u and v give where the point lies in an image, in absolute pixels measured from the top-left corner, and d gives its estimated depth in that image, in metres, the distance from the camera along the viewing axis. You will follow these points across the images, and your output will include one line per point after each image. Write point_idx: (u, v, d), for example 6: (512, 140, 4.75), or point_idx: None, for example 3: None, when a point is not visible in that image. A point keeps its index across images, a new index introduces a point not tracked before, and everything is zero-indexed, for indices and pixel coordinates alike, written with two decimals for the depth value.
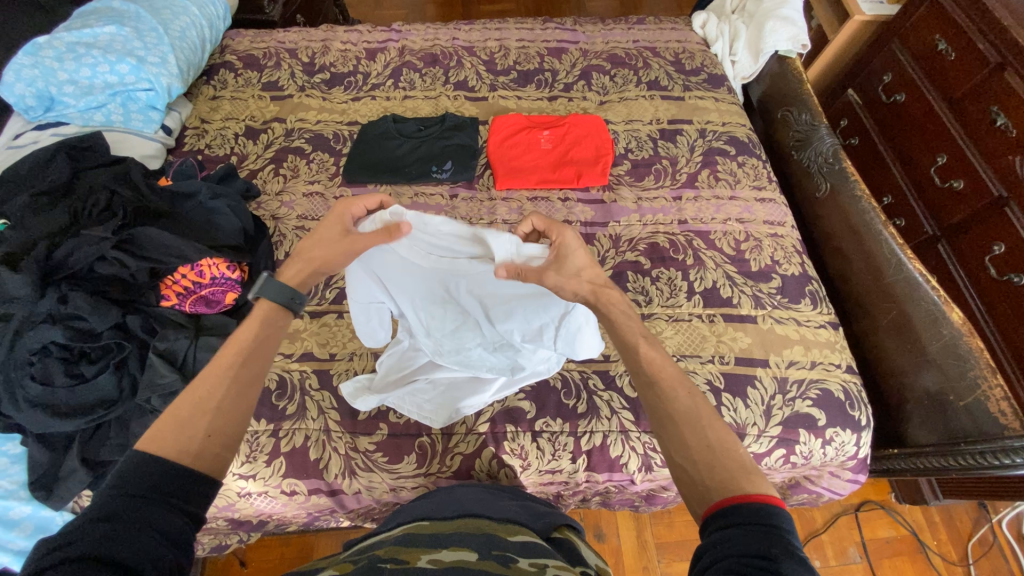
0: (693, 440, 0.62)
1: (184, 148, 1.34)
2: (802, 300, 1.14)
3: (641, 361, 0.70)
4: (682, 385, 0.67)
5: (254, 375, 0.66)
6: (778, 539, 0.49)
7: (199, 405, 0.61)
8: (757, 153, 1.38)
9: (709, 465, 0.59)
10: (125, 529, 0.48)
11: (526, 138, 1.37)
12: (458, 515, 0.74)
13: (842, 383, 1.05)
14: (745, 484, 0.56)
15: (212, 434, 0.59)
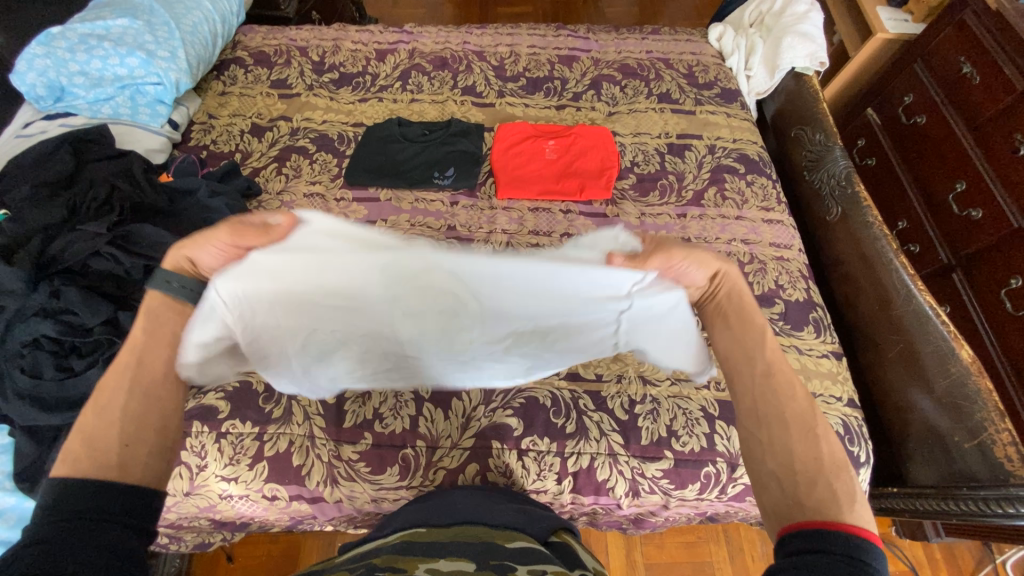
0: (796, 450, 0.53)
1: (189, 143, 1.35)
2: (804, 328, 1.11)
3: (754, 352, 0.60)
4: (796, 386, 0.56)
5: (159, 371, 0.58)
6: (864, 573, 0.44)
7: (104, 416, 0.53)
8: (767, 172, 1.34)
9: (811, 482, 0.51)
10: (58, 553, 0.44)
11: (531, 147, 1.35)
12: (455, 522, 0.71)
13: (842, 417, 1.02)
14: (847, 513, 0.49)
15: (130, 441, 0.53)
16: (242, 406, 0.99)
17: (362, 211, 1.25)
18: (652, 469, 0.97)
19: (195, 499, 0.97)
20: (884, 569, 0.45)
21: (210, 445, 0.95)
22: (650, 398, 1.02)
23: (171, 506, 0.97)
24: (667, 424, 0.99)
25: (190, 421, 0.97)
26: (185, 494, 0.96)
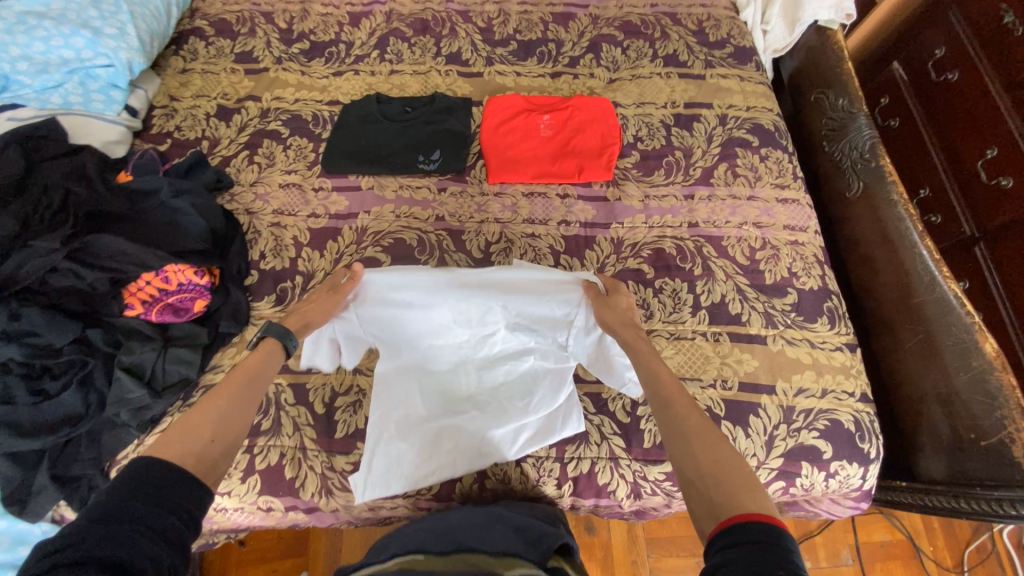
0: (699, 456, 0.64)
1: (152, 131, 1.24)
2: (818, 319, 1.04)
3: (659, 389, 0.75)
4: (694, 412, 0.70)
5: (251, 398, 0.75)
6: (780, 556, 0.49)
7: (206, 417, 0.68)
8: (783, 144, 1.23)
9: (719, 482, 0.60)
10: (118, 530, 0.49)
11: (524, 124, 1.23)
12: (451, 550, 0.68)
13: (854, 413, 0.98)
14: (748, 500, 0.57)
15: (216, 439, 0.66)
16: None
17: (343, 202, 1.16)
18: (654, 472, 0.94)
19: None
20: (801, 552, 0.50)
21: None
22: None
23: None
24: None
25: None
26: None
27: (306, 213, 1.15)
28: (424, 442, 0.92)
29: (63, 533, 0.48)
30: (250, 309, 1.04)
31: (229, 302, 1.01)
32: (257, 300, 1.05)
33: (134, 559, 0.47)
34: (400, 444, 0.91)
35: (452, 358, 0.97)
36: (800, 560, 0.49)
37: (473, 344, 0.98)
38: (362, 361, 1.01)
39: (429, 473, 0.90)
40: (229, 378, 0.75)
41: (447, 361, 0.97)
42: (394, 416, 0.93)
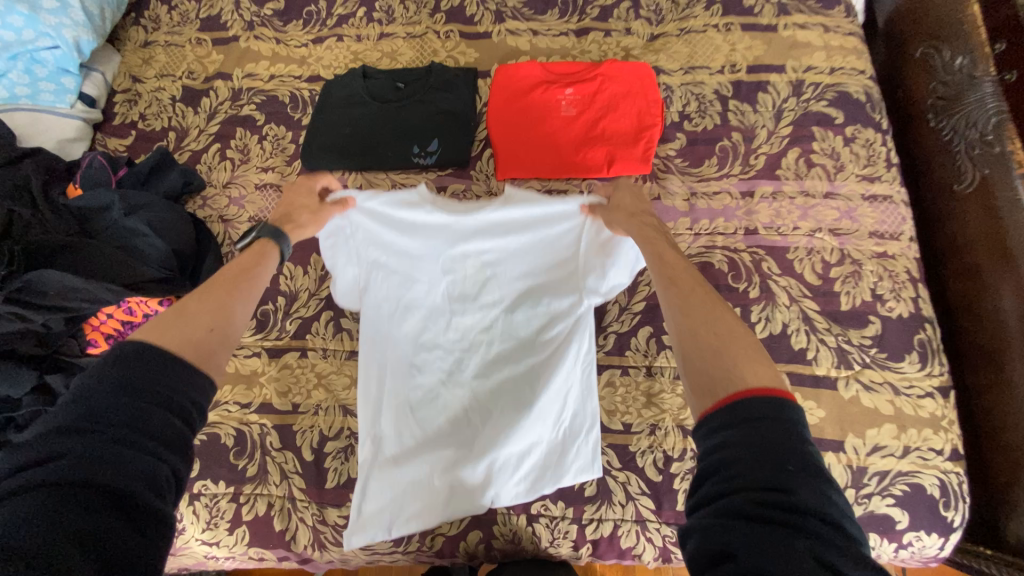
0: (700, 327, 0.55)
1: (115, 121, 1.08)
2: (907, 356, 0.84)
3: (660, 265, 0.64)
4: (698, 284, 0.60)
5: (251, 294, 0.64)
6: (794, 455, 0.43)
7: (200, 305, 0.59)
8: (876, 119, 0.95)
9: (719, 353, 0.52)
10: (104, 442, 0.44)
11: (541, 101, 0.99)
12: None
13: (942, 476, 0.79)
14: (751, 374, 0.49)
15: (215, 328, 0.57)
16: (212, 464, 0.87)
17: None
18: None
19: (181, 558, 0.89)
20: (816, 447, 0.44)
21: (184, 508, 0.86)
22: (691, 454, 0.82)
23: None
24: None
25: None
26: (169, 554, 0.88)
27: None
28: (416, 448, 0.80)
29: (45, 443, 0.44)
30: None
31: None
32: None
33: (121, 478, 0.43)
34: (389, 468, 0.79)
35: (444, 354, 0.84)
36: (816, 454, 0.44)
37: (470, 309, 0.86)
38: (353, 399, 0.89)
39: (425, 507, 0.78)
40: (224, 272, 0.65)
41: (437, 359, 0.84)
42: (382, 433, 0.80)
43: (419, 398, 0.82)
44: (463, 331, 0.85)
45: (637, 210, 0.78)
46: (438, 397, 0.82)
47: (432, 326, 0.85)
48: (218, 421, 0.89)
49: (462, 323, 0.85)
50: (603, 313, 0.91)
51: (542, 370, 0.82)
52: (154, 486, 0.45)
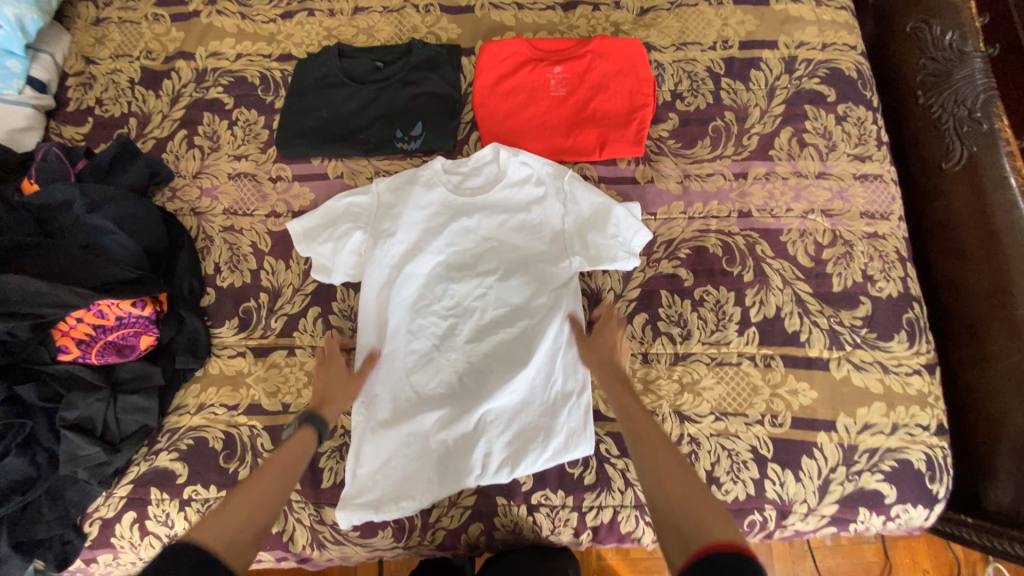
0: (666, 480, 0.59)
1: (69, 108, 1.00)
2: (895, 336, 0.85)
3: (626, 414, 0.69)
4: (661, 438, 0.65)
5: (288, 481, 0.67)
6: None
7: (249, 499, 0.62)
8: (868, 97, 0.94)
9: (685, 508, 0.55)
10: None
11: (529, 80, 0.95)
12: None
13: (927, 451, 0.82)
14: (718, 529, 0.52)
15: (251, 521, 0.59)
16: (200, 469, 0.84)
17: (307, 195, 0.94)
18: None
19: None
20: None
21: (175, 514, 0.83)
22: (687, 439, 0.82)
23: None
24: (707, 469, 0.82)
25: (147, 488, 0.84)
26: None
27: (263, 211, 0.94)
28: (412, 419, 0.82)
29: None
30: (210, 337, 0.89)
31: (184, 333, 0.87)
32: (217, 326, 0.89)
33: None
34: (384, 436, 0.81)
35: (438, 327, 0.87)
36: None
37: (461, 282, 0.89)
38: None
39: (421, 476, 0.80)
40: (271, 461, 0.69)
41: (433, 331, 0.87)
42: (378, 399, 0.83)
43: (414, 368, 0.85)
44: (457, 304, 0.89)
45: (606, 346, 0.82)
46: (433, 367, 0.85)
47: (426, 299, 0.88)
48: (204, 425, 0.86)
49: (457, 296, 0.89)
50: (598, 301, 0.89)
51: (532, 334, 0.86)
52: None
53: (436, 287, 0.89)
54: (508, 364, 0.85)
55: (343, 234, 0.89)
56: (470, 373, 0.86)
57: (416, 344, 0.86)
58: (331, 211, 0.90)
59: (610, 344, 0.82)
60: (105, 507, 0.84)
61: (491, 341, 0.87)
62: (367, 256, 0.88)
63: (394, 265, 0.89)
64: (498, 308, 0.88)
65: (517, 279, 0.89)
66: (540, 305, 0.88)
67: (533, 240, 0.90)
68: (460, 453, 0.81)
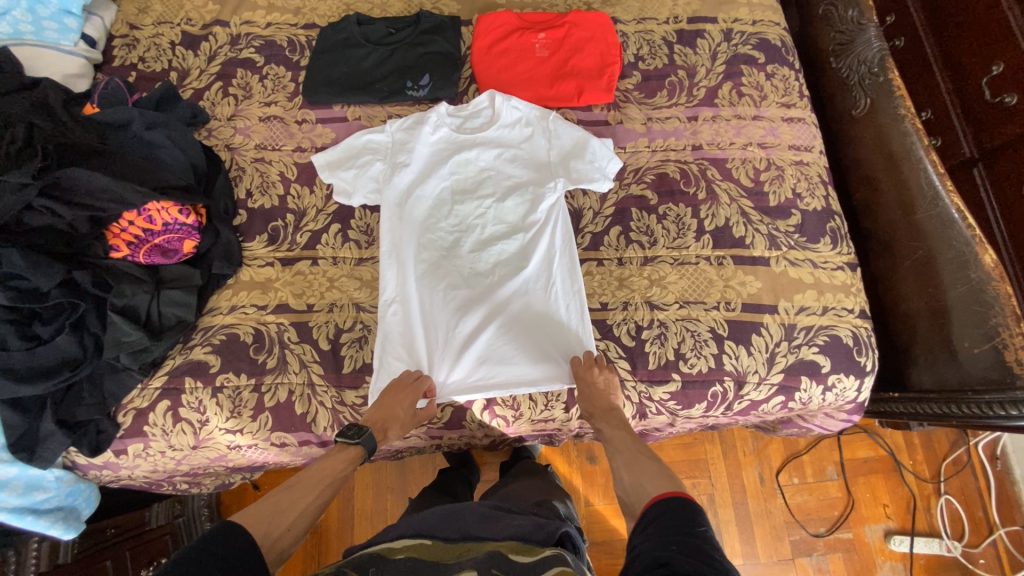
0: (625, 473, 0.78)
1: (115, 64, 1.14)
2: (821, 239, 1.04)
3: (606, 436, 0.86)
4: (625, 444, 0.83)
5: (323, 497, 0.78)
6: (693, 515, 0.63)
7: (294, 500, 0.74)
8: (789, 60, 1.17)
9: (637, 488, 0.74)
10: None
11: (518, 43, 1.15)
12: (459, 538, 0.74)
13: (853, 328, 1.00)
14: (653, 487, 0.72)
15: (293, 527, 0.71)
16: (232, 359, 0.94)
17: (329, 134, 1.10)
18: (660, 392, 0.96)
19: (203, 452, 0.95)
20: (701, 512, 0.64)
21: (207, 400, 0.92)
22: (657, 323, 0.98)
23: (181, 461, 0.96)
24: (674, 347, 0.97)
25: (182, 377, 0.93)
26: (192, 448, 0.93)
27: (291, 147, 1.09)
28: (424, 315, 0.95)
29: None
30: (242, 249, 1.01)
31: (219, 244, 0.98)
32: (249, 240, 1.02)
33: None
34: (401, 331, 0.95)
35: (445, 241, 1.01)
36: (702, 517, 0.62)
37: (463, 204, 1.02)
38: (365, 297, 0.99)
39: (432, 367, 0.93)
40: (314, 473, 0.80)
41: (439, 245, 1.00)
42: (394, 302, 0.96)
43: (424, 276, 0.98)
44: (461, 222, 1.02)
45: (592, 404, 0.89)
46: (440, 274, 0.98)
47: (434, 218, 1.02)
48: (236, 323, 0.97)
49: (461, 215, 1.02)
50: (580, 217, 1.05)
51: (526, 245, 1.00)
52: None
53: (442, 208, 1.02)
54: (506, 270, 0.99)
55: (360, 163, 1.02)
56: (473, 280, 0.98)
57: (426, 255, 0.99)
58: (350, 145, 1.04)
59: (603, 394, 0.89)
60: (140, 398, 0.92)
61: (491, 253, 1.00)
62: (381, 181, 1.02)
63: (406, 190, 1.02)
64: (497, 225, 1.01)
65: (513, 201, 1.02)
66: (534, 222, 1.01)
67: (525, 169, 1.05)
68: (467, 345, 0.94)
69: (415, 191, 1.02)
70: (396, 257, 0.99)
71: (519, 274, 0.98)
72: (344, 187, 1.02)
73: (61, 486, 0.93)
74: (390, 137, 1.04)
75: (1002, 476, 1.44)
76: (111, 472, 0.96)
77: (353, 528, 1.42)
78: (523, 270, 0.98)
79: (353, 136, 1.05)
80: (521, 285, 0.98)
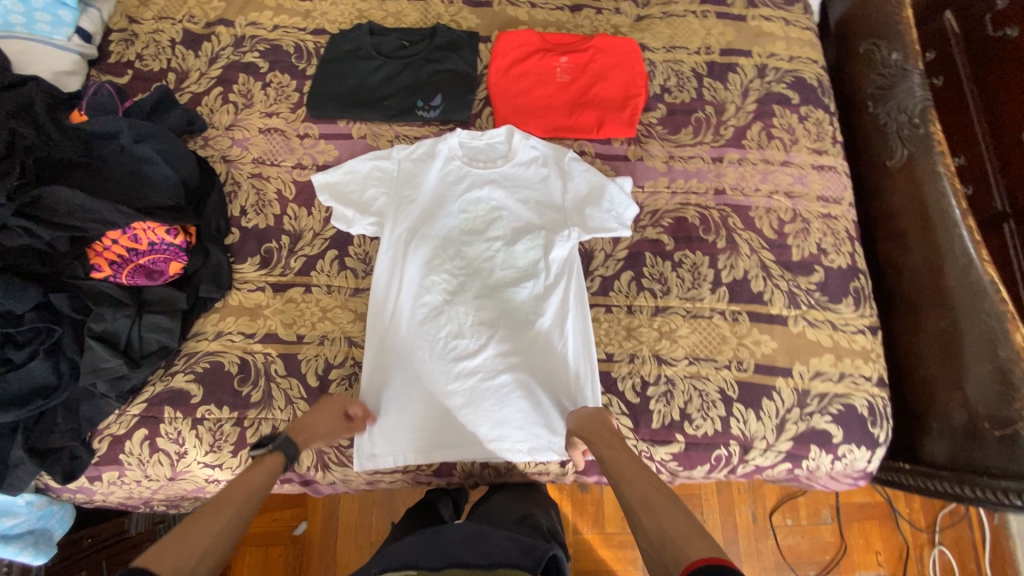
0: (648, 525, 0.66)
1: (110, 60, 1.07)
2: (843, 300, 0.99)
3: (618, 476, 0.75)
4: (641, 484, 0.72)
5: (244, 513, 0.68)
6: None
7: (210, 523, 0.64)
8: (825, 102, 1.10)
9: (667, 544, 0.62)
10: None
11: (539, 66, 1.08)
12: (443, 566, 0.69)
13: (868, 398, 0.95)
14: (692, 549, 0.60)
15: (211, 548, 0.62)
16: (216, 390, 0.90)
17: (332, 151, 1.03)
18: (661, 452, 0.91)
19: (180, 484, 0.90)
20: None
21: (187, 431, 0.88)
22: (664, 379, 0.93)
23: (157, 490, 0.91)
24: (680, 407, 0.92)
25: (162, 406, 0.88)
26: (169, 479, 0.89)
27: (290, 162, 1.02)
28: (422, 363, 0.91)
29: None
30: (232, 271, 0.96)
31: (209, 265, 0.93)
32: (241, 262, 0.97)
33: None
34: (398, 378, 0.91)
35: (448, 283, 0.95)
36: None
37: (471, 246, 0.97)
38: (357, 332, 0.95)
39: (426, 420, 0.90)
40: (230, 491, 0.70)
41: (442, 287, 0.95)
42: (393, 347, 0.92)
43: (424, 320, 0.93)
44: (467, 264, 0.97)
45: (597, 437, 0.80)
46: (442, 319, 0.93)
47: (439, 258, 0.96)
48: (221, 350, 0.92)
49: (468, 257, 0.97)
50: (590, 259, 1.00)
51: (535, 296, 0.95)
52: None
53: (448, 248, 0.97)
54: (512, 321, 0.94)
55: (364, 192, 0.98)
56: (477, 329, 0.93)
57: (427, 298, 0.94)
58: (352, 169, 0.98)
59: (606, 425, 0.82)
60: (117, 424, 0.88)
61: (497, 301, 0.95)
62: (385, 213, 0.97)
63: (412, 225, 0.97)
64: (506, 271, 0.96)
65: (523, 245, 0.97)
66: (544, 269, 0.97)
67: (539, 212, 0.99)
68: (466, 399, 0.90)
69: (421, 228, 0.97)
70: (398, 297, 0.94)
71: (525, 328, 0.93)
72: (343, 213, 0.96)
73: (32, 511, 0.89)
74: (398, 166, 0.99)
75: (998, 531, 1.40)
76: (86, 496, 0.92)
77: (336, 545, 1.38)
78: (529, 323, 0.94)
79: (356, 159, 1.00)
80: (526, 338, 0.93)
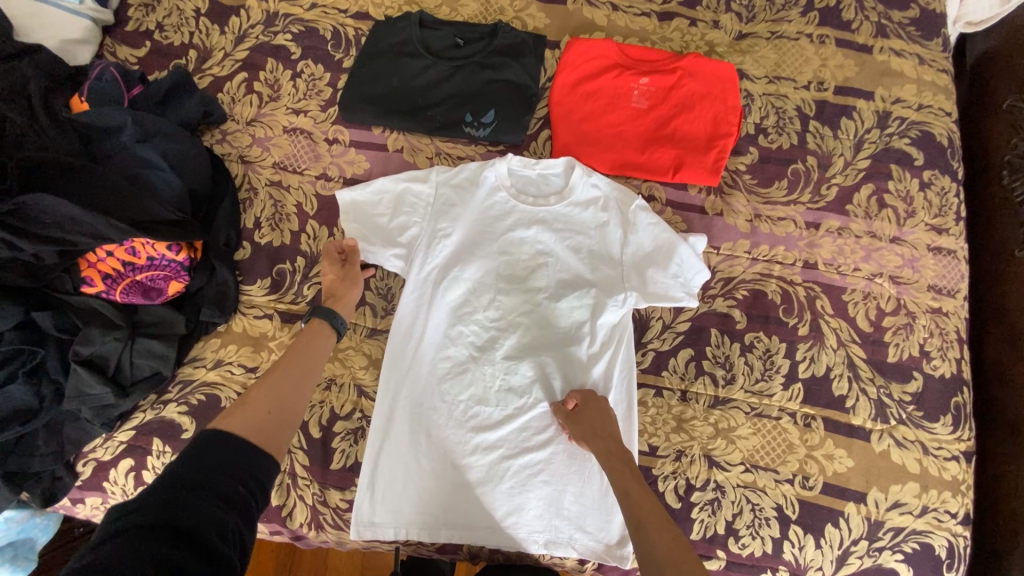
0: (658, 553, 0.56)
1: (127, 27, 0.94)
2: (941, 418, 0.82)
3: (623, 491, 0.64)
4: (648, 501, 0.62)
5: (297, 377, 0.63)
6: None
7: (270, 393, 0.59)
8: (955, 168, 0.90)
9: None
10: (189, 496, 0.44)
11: (613, 85, 0.91)
12: None
13: (951, 538, 0.79)
14: None
15: (273, 411, 0.57)
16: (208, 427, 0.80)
17: (363, 163, 0.90)
18: None
19: None
20: None
21: None
22: (712, 485, 0.79)
23: None
24: (727, 520, 0.79)
25: (150, 437, 0.79)
26: None
27: (315, 172, 0.89)
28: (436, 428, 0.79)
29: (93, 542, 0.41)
30: (239, 292, 0.85)
31: (213, 285, 0.82)
32: (248, 283, 0.85)
33: (208, 524, 0.43)
34: (407, 441, 0.80)
35: (477, 337, 0.82)
36: None
37: (508, 295, 0.83)
38: (370, 380, 0.84)
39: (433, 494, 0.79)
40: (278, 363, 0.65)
41: (469, 341, 0.82)
42: (405, 405, 0.80)
43: (444, 379, 0.81)
44: (501, 317, 0.83)
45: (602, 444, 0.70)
46: (464, 379, 0.80)
47: (470, 306, 0.83)
48: (219, 382, 0.81)
49: (502, 308, 0.83)
50: (644, 328, 0.86)
51: (574, 366, 0.81)
52: (231, 535, 0.44)
53: (481, 295, 0.83)
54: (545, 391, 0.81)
55: (392, 218, 0.84)
56: (503, 397, 0.80)
57: (451, 352, 0.81)
58: (382, 189, 0.85)
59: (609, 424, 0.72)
60: (102, 449, 0.79)
61: (530, 367, 0.81)
62: (413, 245, 0.83)
63: (443, 262, 0.83)
64: (544, 332, 0.82)
65: (568, 302, 0.82)
66: (589, 335, 0.82)
67: (591, 264, 0.84)
68: (481, 476, 0.79)
69: (453, 267, 0.83)
70: (418, 347, 0.81)
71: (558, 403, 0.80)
72: (365, 239, 0.83)
73: (10, 526, 0.83)
74: (433, 191, 0.84)
75: None
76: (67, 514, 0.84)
77: None
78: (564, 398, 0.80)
79: (388, 176, 0.86)
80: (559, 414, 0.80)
